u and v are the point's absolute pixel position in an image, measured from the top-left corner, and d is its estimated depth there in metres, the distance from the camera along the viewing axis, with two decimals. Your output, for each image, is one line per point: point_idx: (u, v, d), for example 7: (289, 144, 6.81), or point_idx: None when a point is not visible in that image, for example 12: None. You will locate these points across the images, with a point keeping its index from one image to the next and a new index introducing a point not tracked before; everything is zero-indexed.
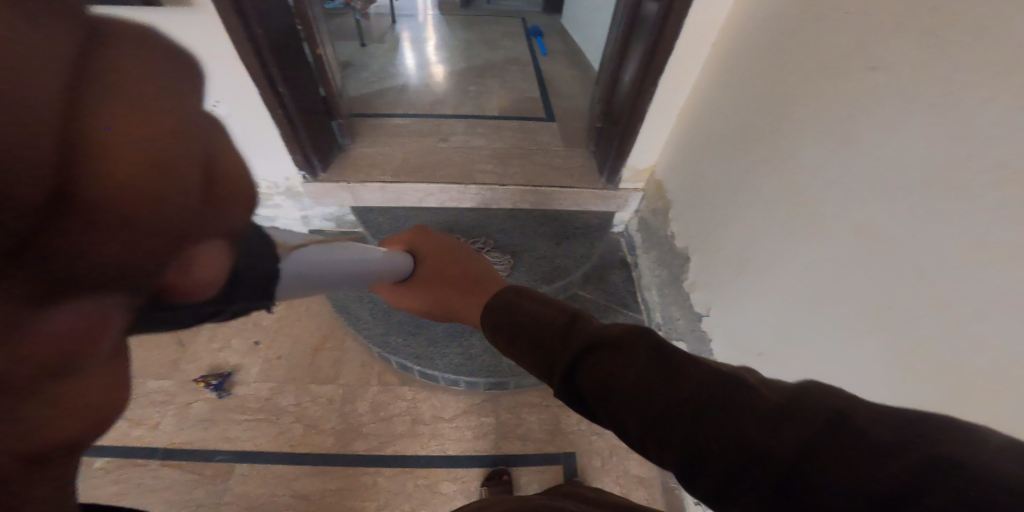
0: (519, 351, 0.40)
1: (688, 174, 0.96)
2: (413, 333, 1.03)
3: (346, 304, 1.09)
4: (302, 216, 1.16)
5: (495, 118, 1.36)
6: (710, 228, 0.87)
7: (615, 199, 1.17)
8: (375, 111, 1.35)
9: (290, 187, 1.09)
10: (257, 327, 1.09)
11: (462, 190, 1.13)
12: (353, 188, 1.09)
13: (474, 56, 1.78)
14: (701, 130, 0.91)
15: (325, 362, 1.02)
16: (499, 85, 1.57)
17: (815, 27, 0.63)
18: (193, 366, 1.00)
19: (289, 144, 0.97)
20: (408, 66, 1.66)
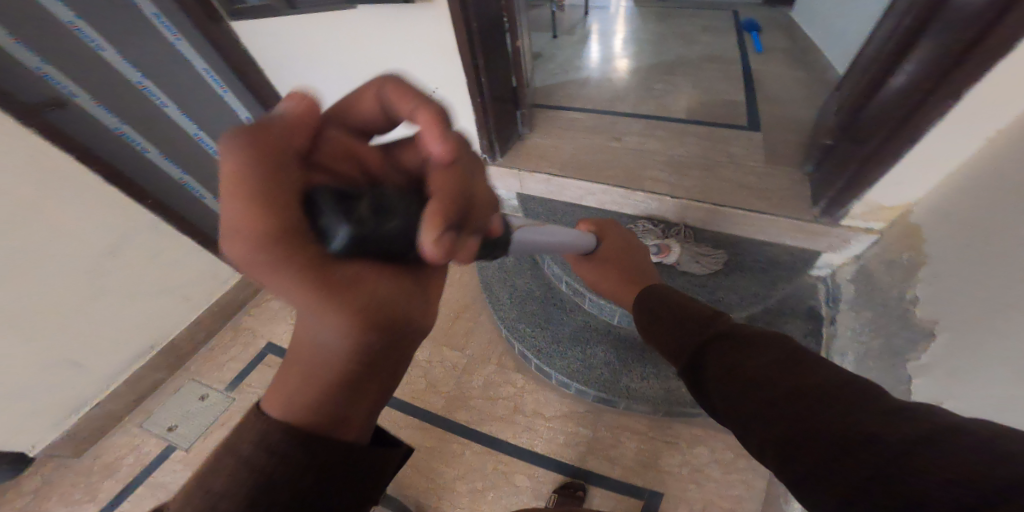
0: (665, 336, 0.52)
1: (971, 221, 0.66)
2: (544, 327, 1.06)
3: (490, 284, 1.18)
4: None
5: (679, 120, 1.28)
6: (988, 304, 0.59)
7: (829, 237, 0.92)
8: (554, 103, 1.43)
9: None
10: None
11: (627, 194, 1.09)
12: (521, 176, 1.20)
13: (666, 52, 1.70)
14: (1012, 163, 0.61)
15: (459, 330, 1.14)
16: (691, 84, 1.46)
17: None
18: None
19: (482, 127, 1.12)
20: (593, 59, 1.71)
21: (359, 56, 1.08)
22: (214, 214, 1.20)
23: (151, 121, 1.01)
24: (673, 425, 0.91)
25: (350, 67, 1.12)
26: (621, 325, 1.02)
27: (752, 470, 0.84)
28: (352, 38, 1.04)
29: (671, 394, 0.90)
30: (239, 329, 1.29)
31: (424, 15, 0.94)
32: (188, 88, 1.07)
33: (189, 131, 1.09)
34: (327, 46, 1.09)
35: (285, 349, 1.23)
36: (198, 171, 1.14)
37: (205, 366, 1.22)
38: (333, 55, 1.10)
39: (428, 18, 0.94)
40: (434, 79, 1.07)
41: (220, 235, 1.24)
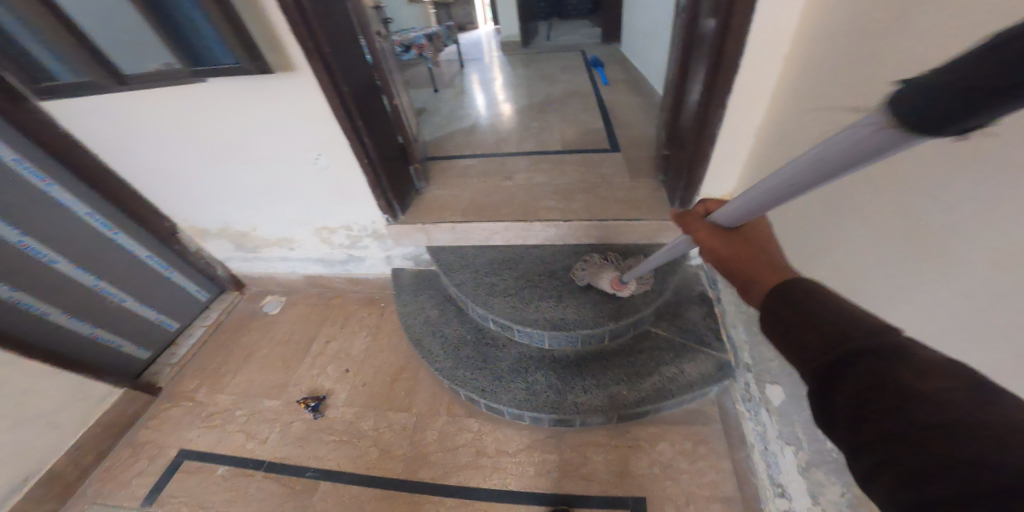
0: (761, 317, 0.35)
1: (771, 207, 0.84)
2: (483, 367, 1.04)
3: (419, 338, 1.13)
4: (386, 256, 1.28)
5: (558, 152, 1.41)
6: (801, 267, 0.76)
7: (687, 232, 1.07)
8: (446, 153, 1.49)
9: (375, 230, 1.19)
10: (347, 358, 1.20)
11: (528, 227, 1.13)
12: (426, 229, 1.16)
13: (536, 93, 1.90)
14: (780, 143, 0.80)
15: (400, 391, 1.09)
16: (562, 119, 1.63)
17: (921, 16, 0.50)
18: (297, 389, 1.14)
19: (374, 188, 1.06)
20: (478, 107, 1.86)
21: (211, 133, 0.99)
22: (66, 328, 1.03)
23: None
24: (632, 428, 0.95)
25: (207, 145, 1.02)
26: (553, 347, 1.04)
27: (714, 452, 0.90)
28: (204, 107, 0.93)
29: (615, 399, 0.93)
30: (135, 446, 1.07)
31: (288, 86, 0.88)
32: (3, 190, 0.89)
33: (14, 238, 0.92)
34: (165, 123, 0.97)
35: (201, 451, 1.04)
36: (36, 284, 0.96)
37: (106, 487, 1.00)
38: (185, 127, 0.98)
39: (292, 88, 0.89)
40: (314, 146, 1.00)
41: (77, 351, 1.05)
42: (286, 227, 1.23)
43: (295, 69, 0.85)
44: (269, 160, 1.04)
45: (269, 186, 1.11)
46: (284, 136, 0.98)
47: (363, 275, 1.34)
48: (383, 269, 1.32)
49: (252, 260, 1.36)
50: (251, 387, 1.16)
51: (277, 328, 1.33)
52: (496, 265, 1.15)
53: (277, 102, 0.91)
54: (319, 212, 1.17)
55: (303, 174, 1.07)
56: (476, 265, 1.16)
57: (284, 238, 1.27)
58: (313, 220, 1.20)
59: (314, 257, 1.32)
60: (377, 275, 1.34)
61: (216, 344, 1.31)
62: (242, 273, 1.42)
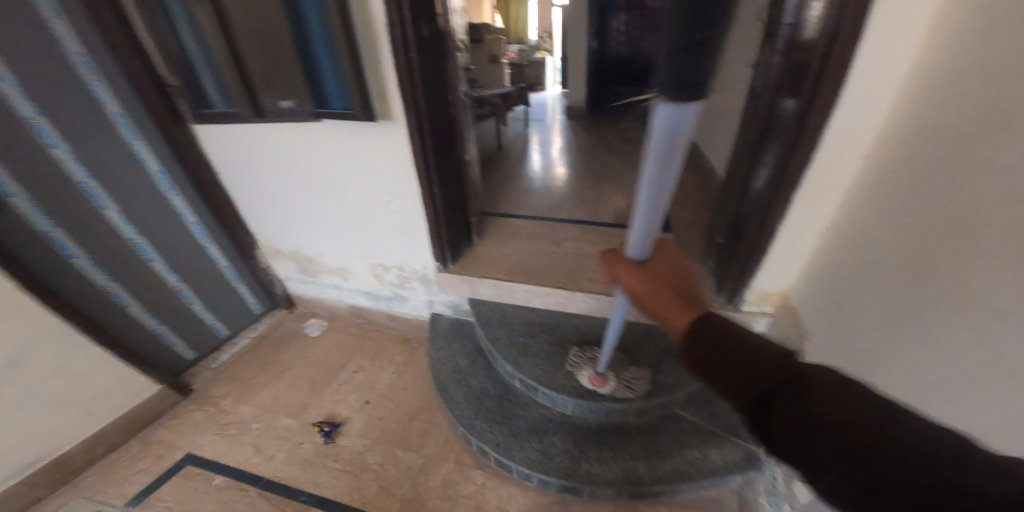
0: (699, 362, 0.40)
1: (830, 297, 0.81)
2: (500, 421, 1.01)
3: (444, 383, 1.14)
4: (428, 300, 1.33)
5: (609, 224, 1.44)
6: (857, 362, 0.70)
7: (736, 321, 1.03)
8: (501, 211, 1.57)
9: (425, 275, 1.26)
10: (369, 390, 1.22)
11: (569, 295, 1.11)
12: (471, 281, 1.19)
13: (595, 161, 2.00)
14: (852, 231, 0.78)
15: (413, 433, 1.07)
16: (616, 190, 1.69)
17: (1017, 121, 0.48)
18: (315, 413, 1.16)
19: (434, 237, 1.14)
20: (535, 167, 1.97)
21: (315, 165, 1.12)
22: (137, 323, 1.13)
23: (82, 221, 0.98)
24: (641, 509, 0.86)
25: (309, 175, 1.16)
26: (575, 414, 0.99)
27: None
28: (312, 144, 1.08)
29: (631, 475, 0.87)
30: (152, 443, 1.12)
31: (386, 133, 1.00)
32: (136, 192, 1.07)
33: (127, 234, 1.07)
34: (286, 155, 1.13)
35: (209, 460, 1.06)
36: (129, 278, 1.09)
37: (102, 481, 1.03)
38: (291, 160, 1.13)
39: (387, 136, 1.00)
40: (391, 190, 1.10)
41: (140, 344, 1.15)
42: (348, 258, 1.33)
43: (394, 121, 0.97)
44: (349, 195, 1.16)
45: (348, 220, 1.22)
46: (367, 176, 1.10)
47: (404, 313, 1.40)
48: (423, 312, 1.38)
49: (310, 284, 1.48)
50: (273, 402, 1.21)
51: (310, 351, 1.39)
52: (531, 327, 1.15)
53: (371, 148, 1.04)
54: (381, 251, 1.26)
55: (374, 213, 1.17)
56: (513, 324, 1.17)
57: (344, 268, 1.37)
58: (373, 254, 1.28)
59: (365, 290, 1.40)
60: (417, 316, 1.39)
61: (254, 356, 1.38)
62: (299, 295, 1.54)
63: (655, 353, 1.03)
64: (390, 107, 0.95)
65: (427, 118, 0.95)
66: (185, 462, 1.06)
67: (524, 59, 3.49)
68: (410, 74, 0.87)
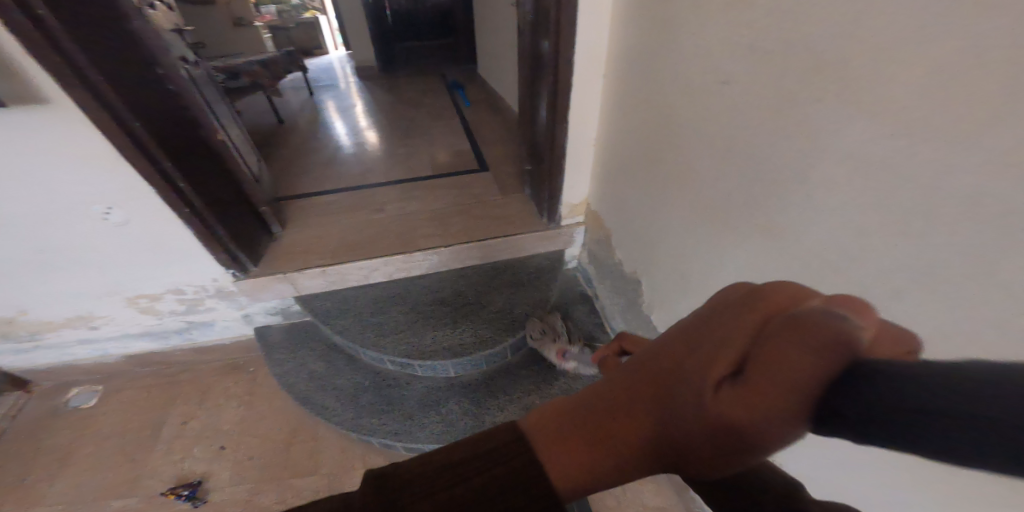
0: None
1: (615, 200, 1.02)
2: (387, 409, 0.98)
3: (308, 394, 1.02)
4: (243, 314, 1.12)
5: (430, 177, 1.44)
6: (643, 248, 0.92)
7: (563, 236, 1.22)
8: (305, 191, 1.40)
9: (220, 288, 1.05)
10: (219, 434, 1.00)
11: (407, 258, 1.12)
12: (289, 278, 1.06)
13: (400, 117, 1.94)
14: (613, 154, 0.98)
15: (300, 456, 0.95)
16: (429, 142, 1.69)
17: (678, 48, 0.68)
18: (152, 487, 0.91)
19: (211, 246, 0.94)
20: (339, 134, 1.80)
21: None
22: None
23: None
24: None
25: None
26: (460, 374, 1.03)
27: None
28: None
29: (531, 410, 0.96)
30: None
31: (53, 122, 0.74)
32: None
33: None
34: None
35: None
36: None
37: None
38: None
39: (59, 124, 0.74)
40: (102, 198, 0.84)
41: None
42: (76, 303, 1.00)
43: (46, 101, 0.71)
44: (35, 221, 0.84)
45: (50, 255, 0.89)
46: (51, 188, 0.80)
47: (211, 341, 1.16)
48: (242, 330, 1.16)
49: (32, 352, 1.08)
50: (71, 506, 0.90)
51: (99, 423, 1.05)
52: (380, 303, 1.10)
53: (35, 150, 0.75)
54: (129, 279, 0.98)
55: (92, 235, 0.88)
56: (355, 307, 1.10)
57: (80, 316, 1.03)
58: (120, 288, 0.99)
59: (137, 330, 1.09)
60: (237, 337, 1.17)
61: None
62: (25, 370, 1.11)
63: (503, 292, 1.12)
64: (27, 83, 0.69)
65: (123, 99, 0.73)
66: None
67: (288, 19, 3.00)
68: (49, 37, 0.64)
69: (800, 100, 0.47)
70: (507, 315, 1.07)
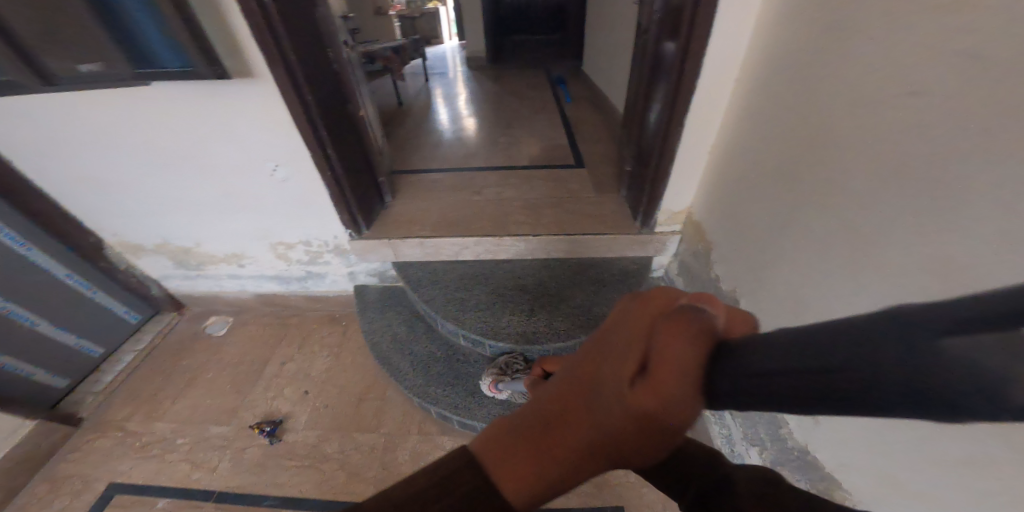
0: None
1: (725, 210, 0.91)
2: (455, 383, 1.01)
3: (388, 357, 1.10)
4: (349, 272, 1.24)
5: (526, 167, 1.44)
6: (751, 269, 0.81)
7: (655, 243, 1.13)
8: (416, 167, 1.50)
9: (338, 245, 1.17)
10: (307, 378, 1.14)
11: (498, 242, 1.14)
12: (393, 244, 1.14)
13: (502, 108, 1.98)
14: (734, 161, 0.88)
15: (368, 413, 1.04)
16: (527, 134, 1.69)
17: (848, 44, 0.57)
18: (251, 413, 1.07)
19: (343, 207, 1.06)
20: (444, 120, 1.90)
21: (162, 138, 0.95)
22: None
23: None
24: None
25: (153, 149, 0.97)
26: None
27: None
28: (147, 118, 0.91)
29: None
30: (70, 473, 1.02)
31: (249, 91, 0.86)
32: None
33: None
34: (109, 131, 0.94)
35: (141, 481, 0.97)
36: None
37: None
38: (129, 138, 0.95)
39: (252, 93, 0.87)
40: (272, 158, 0.97)
41: None
42: (237, 242, 1.19)
43: (256, 76, 0.84)
44: (219, 171, 1.01)
45: (225, 198, 1.07)
46: (238, 145, 0.95)
47: (325, 292, 1.30)
48: (345, 285, 1.29)
49: (195, 279, 1.32)
50: (194, 413, 1.10)
51: (225, 350, 1.26)
52: (468, 280, 1.13)
53: (235, 112, 0.89)
54: (277, 227, 1.14)
55: (259, 186, 1.03)
56: (444, 280, 1.14)
57: (236, 254, 1.23)
58: (269, 234, 1.16)
59: (270, 273, 1.27)
60: (340, 291, 1.31)
61: (150, 367, 1.25)
62: (183, 292, 1.37)
63: (586, 289, 1.08)
64: (245, 58, 0.82)
65: (304, 75, 0.83)
66: (115, 491, 0.97)
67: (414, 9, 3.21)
68: (266, 18, 0.74)
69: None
70: (588, 313, 1.03)
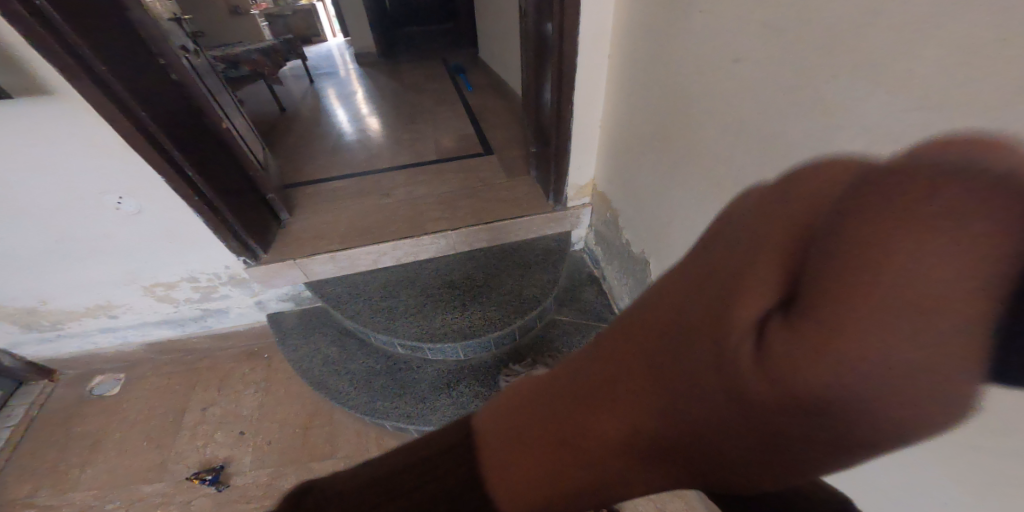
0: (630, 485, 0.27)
1: (622, 180, 1.01)
2: (401, 394, 1.00)
3: (322, 379, 1.05)
4: (256, 302, 1.15)
5: (435, 161, 1.44)
6: (651, 228, 0.92)
7: (569, 218, 1.22)
8: (311, 179, 1.40)
9: (233, 274, 1.07)
10: (238, 419, 1.04)
11: (415, 243, 1.13)
12: (300, 264, 1.07)
13: (402, 103, 1.93)
14: (620, 134, 0.97)
15: (318, 440, 0.99)
16: (433, 128, 1.67)
17: (688, 25, 0.67)
18: (179, 470, 0.95)
19: (223, 233, 0.96)
20: (342, 122, 1.80)
21: None
22: None
23: None
24: None
25: None
26: (469, 356, 1.05)
27: None
28: None
29: None
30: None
31: (61, 112, 0.74)
32: None
33: None
34: None
35: None
36: None
37: None
38: None
39: (66, 115, 0.74)
40: (116, 188, 0.85)
41: None
42: (98, 291, 1.02)
43: (52, 92, 0.72)
44: (49, 213, 0.85)
45: (65, 245, 0.91)
46: (66, 180, 0.81)
47: (228, 328, 1.19)
48: (256, 317, 1.19)
49: (56, 342, 1.11)
50: (105, 485, 0.95)
51: (127, 410, 1.09)
52: (390, 287, 1.11)
53: (51, 139, 0.76)
54: (141, 268, 1.00)
55: (107, 224, 0.90)
56: (366, 291, 1.11)
57: (99, 305, 1.06)
58: (137, 276, 1.01)
59: (157, 318, 1.12)
60: (252, 323, 1.20)
61: (30, 447, 1.03)
62: (45, 359, 1.15)
63: (512, 274, 1.13)
64: (34, 73, 0.70)
65: (132, 93, 0.74)
66: None
67: (284, 5, 2.94)
68: (54, 28, 0.64)
69: (813, 76, 0.46)
70: (517, 297, 1.07)
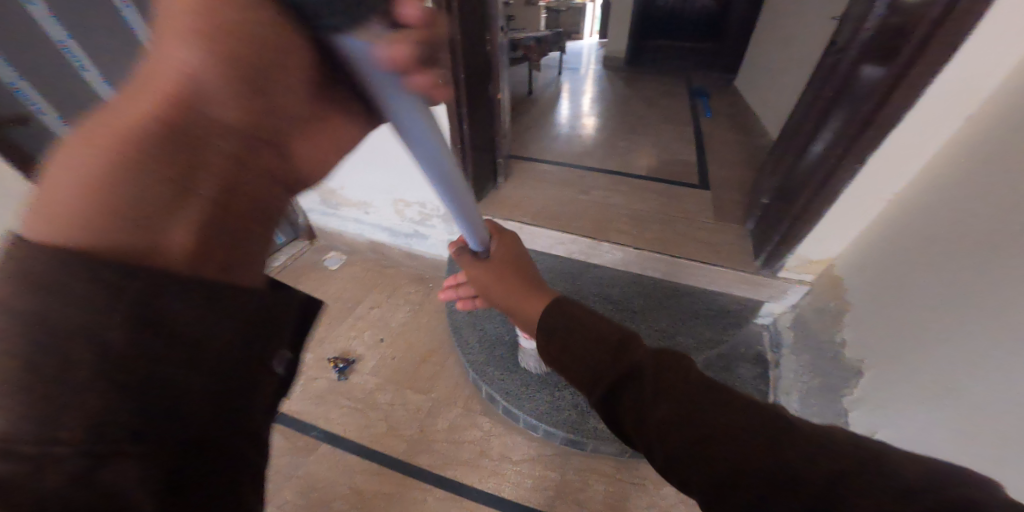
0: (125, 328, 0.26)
1: (885, 278, 0.75)
2: (511, 372, 1.02)
3: (458, 326, 1.15)
4: (448, 239, 1.35)
5: (642, 177, 1.39)
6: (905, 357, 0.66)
7: (769, 289, 1.01)
8: (528, 155, 1.54)
9: (446, 212, 1.27)
10: (384, 328, 1.25)
11: (593, 244, 1.12)
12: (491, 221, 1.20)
13: (628, 113, 1.91)
14: (922, 222, 0.70)
15: (426, 373, 1.11)
16: (651, 143, 1.62)
17: None
18: (329, 348, 1.19)
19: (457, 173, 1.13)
20: (563, 115, 1.90)
21: None
22: None
23: None
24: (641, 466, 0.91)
25: None
26: None
27: None
28: None
29: None
30: None
31: None
32: None
33: None
34: None
35: None
36: None
37: None
38: None
39: None
40: None
41: None
42: (368, 194, 1.35)
43: None
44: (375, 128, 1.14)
45: (371, 152, 1.22)
46: None
47: (421, 252, 1.43)
48: (440, 251, 1.40)
49: (330, 216, 1.50)
50: None
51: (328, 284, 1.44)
52: (553, 276, 1.15)
53: None
54: (402, 186, 1.27)
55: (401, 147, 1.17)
56: None
57: (363, 202, 1.38)
58: (394, 191, 1.30)
59: (384, 225, 1.42)
60: (434, 256, 1.43)
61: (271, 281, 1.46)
62: (317, 227, 1.57)
63: (671, 315, 1.07)
64: None
65: None
66: None
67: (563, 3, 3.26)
68: None
69: None
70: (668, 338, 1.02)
